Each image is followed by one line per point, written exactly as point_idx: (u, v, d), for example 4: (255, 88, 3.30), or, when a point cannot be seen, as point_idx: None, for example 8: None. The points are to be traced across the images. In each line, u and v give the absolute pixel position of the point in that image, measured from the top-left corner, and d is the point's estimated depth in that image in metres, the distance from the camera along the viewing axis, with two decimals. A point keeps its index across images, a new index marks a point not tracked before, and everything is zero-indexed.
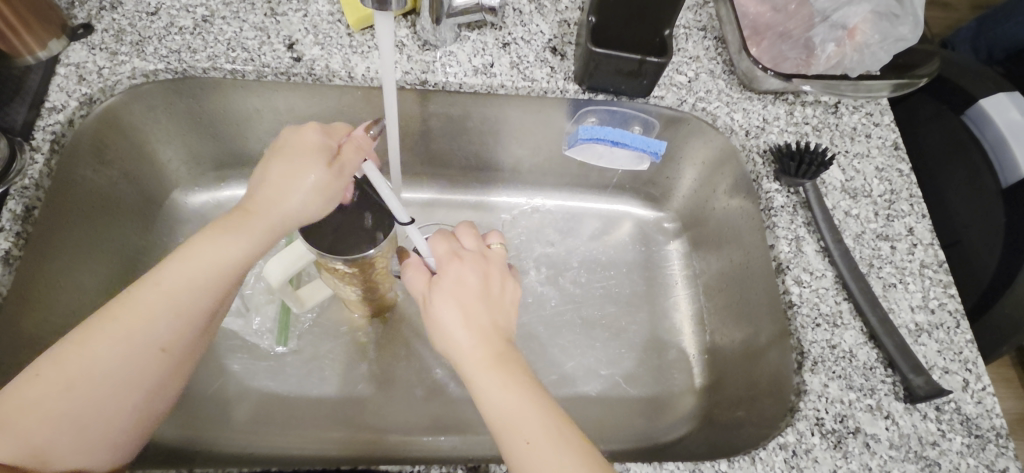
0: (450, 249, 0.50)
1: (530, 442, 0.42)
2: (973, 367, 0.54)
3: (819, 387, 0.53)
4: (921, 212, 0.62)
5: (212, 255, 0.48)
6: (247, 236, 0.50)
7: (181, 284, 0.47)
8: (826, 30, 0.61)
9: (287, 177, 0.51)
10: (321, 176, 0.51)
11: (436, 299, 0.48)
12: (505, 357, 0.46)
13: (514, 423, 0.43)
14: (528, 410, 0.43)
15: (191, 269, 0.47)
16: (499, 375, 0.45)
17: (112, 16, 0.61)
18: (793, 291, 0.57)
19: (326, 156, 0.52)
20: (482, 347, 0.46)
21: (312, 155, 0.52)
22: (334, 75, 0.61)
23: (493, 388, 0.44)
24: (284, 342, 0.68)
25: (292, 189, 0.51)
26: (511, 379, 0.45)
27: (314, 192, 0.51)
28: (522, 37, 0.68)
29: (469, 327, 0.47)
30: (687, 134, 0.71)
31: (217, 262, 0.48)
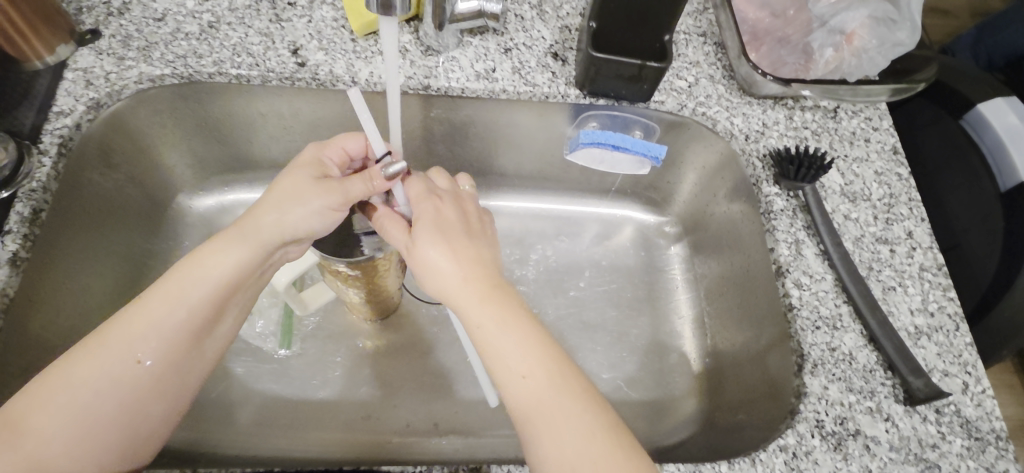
0: (425, 189, 0.51)
1: (526, 377, 0.44)
2: (972, 370, 0.54)
3: (819, 389, 0.53)
4: (920, 216, 0.63)
5: (198, 268, 0.48)
6: (234, 250, 0.49)
7: (166, 299, 0.46)
8: (823, 35, 0.62)
9: (278, 191, 0.50)
10: (310, 190, 0.50)
11: (420, 238, 0.48)
12: (496, 289, 0.48)
13: (509, 360, 0.45)
14: (528, 346, 0.45)
15: (175, 284, 0.47)
16: (493, 308, 0.46)
17: (120, 22, 0.62)
18: (793, 294, 0.58)
19: (313, 169, 0.52)
20: (471, 279, 0.47)
21: (301, 170, 0.51)
22: (338, 79, 0.62)
23: (488, 321, 0.46)
24: (287, 345, 0.68)
25: (279, 202, 0.50)
26: (508, 312, 0.46)
27: (306, 208, 0.49)
28: (524, 42, 0.68)
29: (457, 261, 0.48)
30: (688, 139, 0.71)
31: (203, 276, 0.47)
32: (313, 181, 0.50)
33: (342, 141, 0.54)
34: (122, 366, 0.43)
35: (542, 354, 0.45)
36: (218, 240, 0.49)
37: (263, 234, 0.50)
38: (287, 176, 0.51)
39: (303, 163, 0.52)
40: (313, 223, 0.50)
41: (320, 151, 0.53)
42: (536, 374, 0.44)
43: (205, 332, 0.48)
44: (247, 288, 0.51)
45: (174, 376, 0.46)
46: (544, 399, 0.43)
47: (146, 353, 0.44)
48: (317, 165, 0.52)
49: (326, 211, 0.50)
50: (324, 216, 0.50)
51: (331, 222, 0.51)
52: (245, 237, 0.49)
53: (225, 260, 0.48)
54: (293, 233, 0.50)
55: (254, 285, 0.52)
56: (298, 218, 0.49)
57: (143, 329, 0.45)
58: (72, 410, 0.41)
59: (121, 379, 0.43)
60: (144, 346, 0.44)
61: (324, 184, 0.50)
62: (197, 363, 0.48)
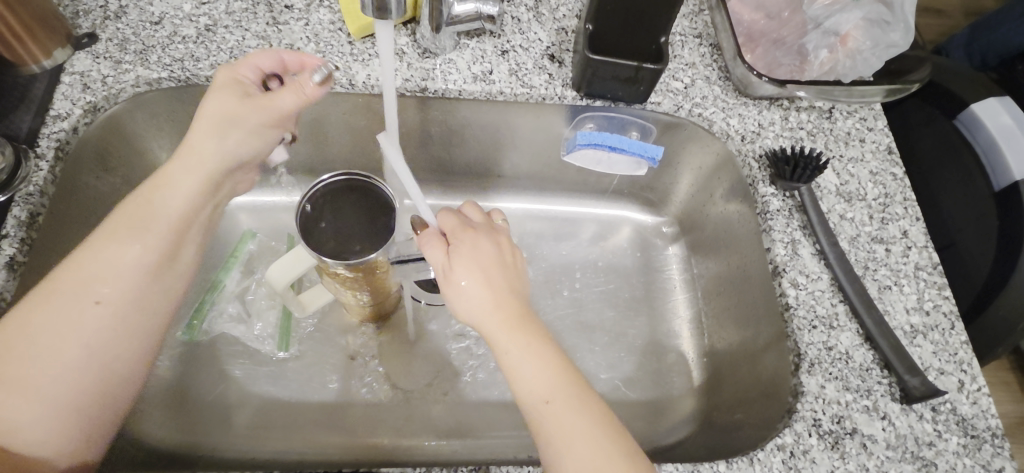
0: (459, 222, 0.49)
1: (549, 401, 0.45)
2: (968, 368, 0.55)
3: (816, 388, 0.53)
4: (916, 215, 0.63)
5: (146, 206, 0.51)
6: (172, 186, 0.52)
7: (118, 241, 0.50)
8: (818, 36, 0.63)
9: (206, 117, 0.52)
10: (244, 109, 0.52)
11: (457, 271, 0.46)
12: (526, 320, 0.47)
13: (533, 383, 0.45)
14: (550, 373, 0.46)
15: (126, 226, 0.50)
16: (520, 337, 0.46)
17: (117, 25, 0.62)
18: (790, 293, 0.58)
19: (234, 87, 0.53)
20: (503, 311, 0.47)
21: (225, 90, 0.52)
22: (335, 82, 0.62)
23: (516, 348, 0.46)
24: (285, 348, 0.68)
25: (207, 128, 0.52)
26: (536, 342, 0.46)
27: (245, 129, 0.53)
28: (520, 44, 0.69)
29: (491, 294, 0.47)
30: (684, 140, 0.71)
31: (152, 213, 0.51)
32: (241, 101, 0.52)
33: (252, 58, 0.55)
34: (82, 303, 0.47)
35: (562, 380, 0.46)
36: (151, 182, 0.52)
37: (204, 162, 0.53)
38: (213, 97, 0.52)
39: (222, 83, 0.53)
40: (256, 141, 0.55)
41: (235, 71, 0.54)
42: (557, 399, 0.45)
43: (165, 266, 0.52)
44: (201, 222, 0.55)
45: (138, 312, 0.50)
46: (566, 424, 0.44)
47: (104, 294, 0.48)
48: (237, 85, 0.53)
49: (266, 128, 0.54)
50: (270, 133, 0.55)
51: (271, 138, 0.56)
52: (184, 169, 0.53)
53: (167, 198, 0.52)
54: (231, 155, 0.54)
55: (207, 218, 0.56)
56: (238, 142, 0.54)
57: (100, 268, 0.49)
58: (41, 353, 0.45)
59: (82, 319, 0.47)
60: (103, 284, 0.48)
61: (251, 102, 0.52)
62: (161, 298, 0.52)
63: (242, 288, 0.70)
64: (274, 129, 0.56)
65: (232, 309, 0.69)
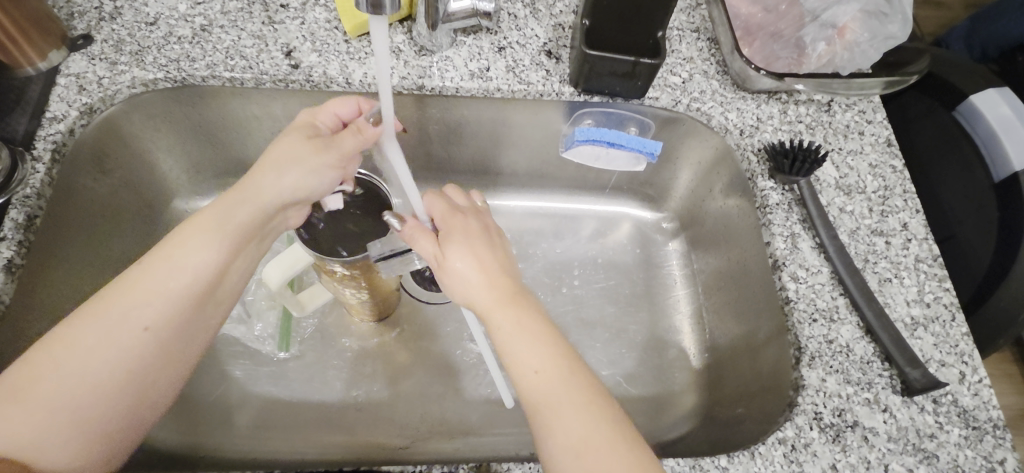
0: (447, 205, 0.51)
1: (539, 372, 0.44)
2: (968, 360, 0.55)
3: (817, 382, 0.53)
4: (916, 207, 0.63)
5: (194, 229, 0.47)
6: (225, 214, 0.48)
7: (166, 262, 0.46)
8: (816, 29, 0.62)
9: (270, 157, 0.51)
10: (306, 150, 0.51)
11: (449, 250, 0.47)
12: (519, 296, 0.47)
13: (525, 355, 0.45)
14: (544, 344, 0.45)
15: (170, 246, 0.46)
16: (514, 312, 0.46)
17: (111, 26, 0.62)
18: (790, 287, 0.58)
19: (305, 130, 0.53)
20: (496, 288, 0.47)
21: (296, 132, 0.53)
22: (331, 81, 0.62)
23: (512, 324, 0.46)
24: (286, 348, 0.68)
25: (272, 168, 0.50)
26: (528, 316, 0.46)
27: (308, 169, 0.51)
28: (517, 41, 0.68)
29: (483, 271, 0.47)
30: (682, 135, 0.71)
31: (196, 241, 0.47)
32: (308, 141, 0.52)
33: (332, 106, 0.55)
34: (130, 331, 0.43)
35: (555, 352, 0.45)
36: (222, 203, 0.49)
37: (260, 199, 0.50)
38: (280, 140, 0.52)
39: (298, 126, 0.53)
40: (309, 181, 0.52)
41: (314, 116, 0.55)
42: (549, 369, 0.44)
43: (206, 298, 0.47)
44: (247, 251, 0.51)
45: (176, 344, 0.46)
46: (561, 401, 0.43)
47: (151, 317, 0.44)
48: (311, 128, 0.54)
49: (326, 169, 0.53)
50: (313, 174, 0.52)
51: (325, 180, 0.53)
52: (250, 198, 0.50)
53: (217, 224, 0.48)
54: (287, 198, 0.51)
55: (257, 247, 0.52)
56: (297, 185, 0.51)
57: (148, 292, 0.45)
58: (72, 382, 0.41)
59: (131, 346, 0.43)
60: (147, 313, 0.44)
61: (319, 145, 0.52)
62: (201, 328, 0.48)
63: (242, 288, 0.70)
64: (332, 172, 0.53)
65: (232, 310, 0.69)
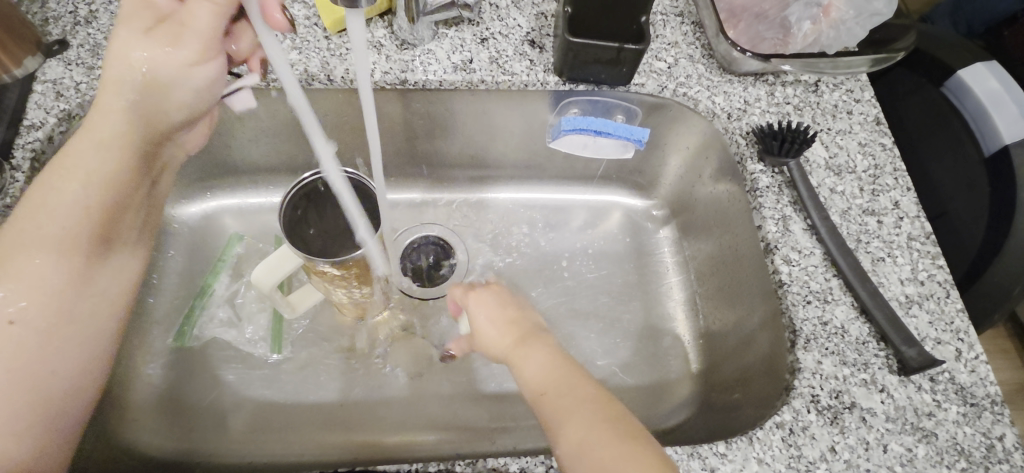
0: (460, 289, 0.55)
1: (543, 392, 0.47)
2: (965, 336, 0.54)
3: (813, 364, 0.53)
4: (906, 185, 0.62)
5: (47, 197, 0.48)
6: (84, 174, 0.49)
7: (12, 247, 0.46)
8: (800, 8, 0.61)
9: (116, 69, 0.50)
10: (153, 43, 0.50)
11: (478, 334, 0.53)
12: (531, 335, 0.51)
13: (532, 375, 0.48)
14: (551, 366, 0.48)
15: (27, 219, 0.47)
16: (525, 348, 0.50)
17: (87, 31, 0.61)
18: (783, 270, 0.57)
19: (143, 13, 0.50)
20: (511, 336, 0.51)
21: (135, 21, 0.50)
22: (313, 78, 0.61)
23: (524, 355, 0.50)
24: (278, 350, 0.67)
25: (121, 85, 0.50)
26: (537, 349, 0.50)
27: (175, 70, 0.51)
28: (500, 31, 0.68)
29: (501, 331, 0.52)
30: (670, 121, 0.71)
31: (53, 201, 0.48)
32: (153, 39, 0.49)
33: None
34: None
35: (557, 369, 0.48)
36: (77, 158, 0.49)
37: (123, 128, 0.51)
38: (116, 37, 0.50)
39: (132, 10, 0.50)
40: (183, 82, 0.52)
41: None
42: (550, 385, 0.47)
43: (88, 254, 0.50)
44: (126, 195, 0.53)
45: (70, 306, 0.48)
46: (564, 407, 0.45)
47: (19, 297, 0.45)
48: (149, 7, 0.50)
49: (195, 63, 0.51)
50: (187, 71, 0.51)
51: (202, 74, 0.52)
52: (98, 138, 0.50)
53: (78, 179, 0.49)
54: (160, 108, 0.53)
55: (137, 194, 0.54)
56: (171, 100, 0.53)
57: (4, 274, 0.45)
58: None
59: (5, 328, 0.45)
60: (15, 293, 0.45)
61: (163, 35, 0.50)
62: (91, 291, 0.50)
63: (232, 291, 0.70)
64: (207, 62, 0.52)
65: (222, 313, 0.68)
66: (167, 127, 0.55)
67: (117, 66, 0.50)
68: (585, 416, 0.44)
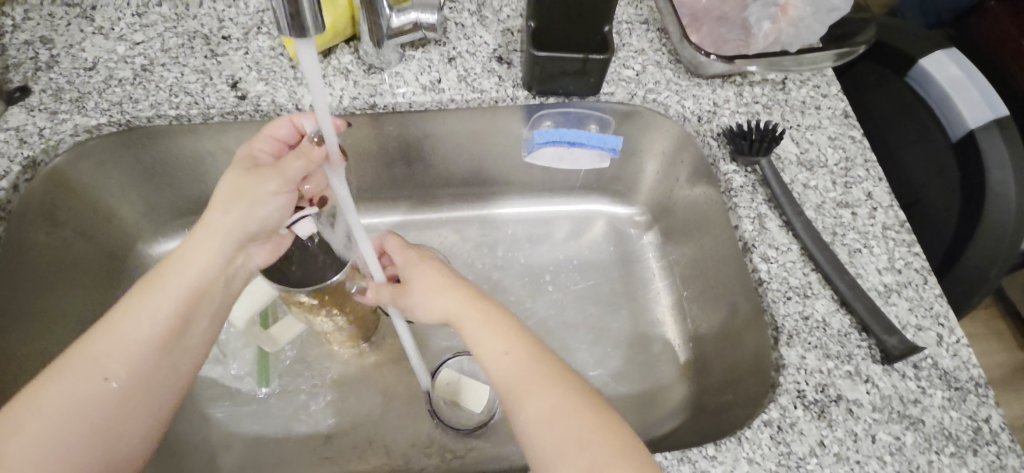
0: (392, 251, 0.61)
1: (507, 352, 0.50)
2: (944, 321, 0.55)
3: (797, 359, 0.52)
4: (878, 176, 0.63)
5: (155, 281, 0.46)
6: (206, 250, 0.48)
7: (123, 322, 0.44)
8: (759, 9, 0.62)
9: (219, 197, 0.48)
10: (248, 181, 0.49)
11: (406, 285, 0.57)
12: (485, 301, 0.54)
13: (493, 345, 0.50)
14: (501, 329, 0.51)
15: (141, 295, 0.46)
16: (478, 313, 0.53)
17: (49, 76, 0.60)
18: (762, 268, 0.57)
19: (247, 162, 0.51)
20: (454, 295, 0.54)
21: (235, 168, 0.50)
22: (281, 108, 0.61)
23: (472, 321, 0.52)
24: (266, 383, 0.67)
25: (218, 205, 0.48)
26: (492, 316, 0.52)
27: (253, 197, 0.49)
28: (467, 49, 0.68)
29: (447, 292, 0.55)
30: (643, 127, 0.71)
31: (172, 285, 0.46)
32: (249, 172, 0.49)
33: (269, 129, 0.53)
34: (95, 382, 0.42)
35: (517, 337, 0.51)
36: (188, 248, 0.48)
37: (219, 241, 0.49)
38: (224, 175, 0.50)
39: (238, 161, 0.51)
40: (261, 210, 0.49)
41: (252, 147, 0.52)
42: (516, 350, 0.50)
43: (176, 341, 0.47)
44: (219, 298, 0.50)
45: (151, 395, 0.45)
46: (535, 384, 0.47)
47: (117, 367, 0.43)
48: (252, 158, 0.51)
49: (272, 196, 0.49)
50: (263, 200, 0.49)
51: (278, 204, 0.50)
52: (206, 245, 0.48)
53: (187, 266, 0.48)
54: (247, 229, 0.49)
55: (219, 294, 0.50)
56: (246, 218, 0.49)
57: (115, 344, 0.44)
58: (38, 441, 0.39)
59: (88, 393, 0.41)
60: (113, 362, 0.43)
61: (260, 171, 0.49)
62: (169, 386, 0.46)
63: None
64: (283, 197, 0.50)
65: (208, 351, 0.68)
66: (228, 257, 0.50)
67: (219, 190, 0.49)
68: (546, 398, 0.46)
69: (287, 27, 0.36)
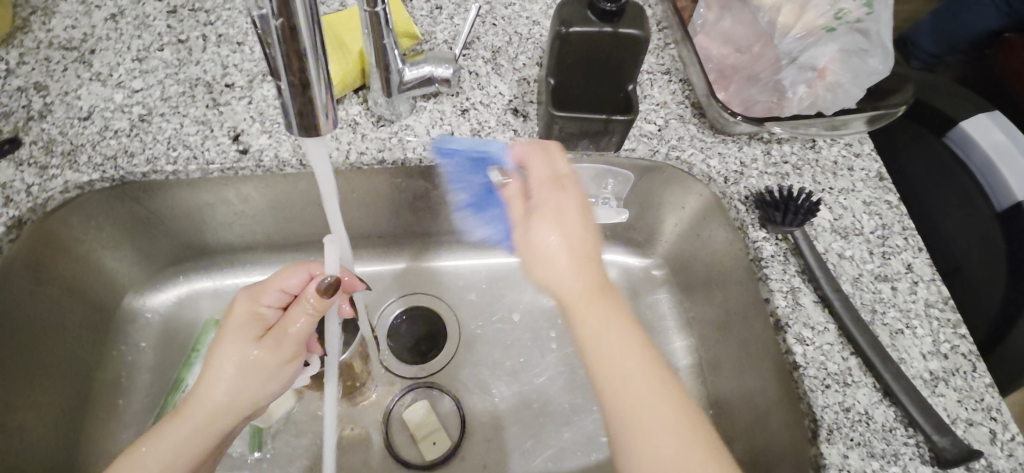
0: (543, 170, 0.50)
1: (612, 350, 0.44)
2: (997, 415, 0.50)
3: (838, 459, 0.48)
4: (918, 245, 0.59)
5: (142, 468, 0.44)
6: (206, 423, 0.45)
7: None
8: (794, 72, 0.58)
9: (223, 368, 0.46)
10: (260, 355, 0.46)
11: (535, 225, 0.48)
12: (605, 292, 0.47)
13: (608, 340, 0.44)
14: (633, 341, 0.44)
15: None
16: (600, 307, 0.46)
17: (41, 126, 0.57)
18: (797, 351, 0.53)
19: (255, 325, 0.48)
20: (581, 274, 0.46)
21: (241, 332, 0.47)
22: (285, 164, 0.58)
23: (601, 328, 0.45)
24: (259, 446, 0.62)
25: (217, 384, 0.45)
26: (609, 308, 0.46)
27: (263, 374, 0.46)
28: (481, 100, 0.65)
29: (567, 250, 0.47)
30: (664, 181, 0.68)
31: (166, 458, 0.44)
32: (258, 342, 0.46)
33: (279, 280, 0.50)
34: None
35: (638, 348, 0.44)
36: (179, 426, 0.45)
37: (212, 421, 0.46)
38: (229, 342, 0.46)
39: (244, 321, 0.48)
40: (271, 384, 0.47)
41: (256, 301, 0.49)
42: (618, 352, 0.44)
43: None
44: (214, 459, 0.49)
45: None
46: (625, 371, 0.43)
47: None
48: (259, 319, 0.48)
49: (283, 367, 0.47)
50: (274, 379, 0.47)
51: (288, 374, 0.48)
52: (198, 427, 0.45)
53: (181, 441, 0.45)
54: (250, 406, 0.47)
55: (216, 455, 0.49)
56: (252, 394, 0.46)
57: None
58: None
59: None
60: None
61: (269, 340, 0.47)
62: None
63: None
64: (292, 365, 0.48)
65: None
66: (231, 429, 0.47)
67: (224, 360, 0.46)
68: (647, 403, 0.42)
69: (290, 96, 0.37)
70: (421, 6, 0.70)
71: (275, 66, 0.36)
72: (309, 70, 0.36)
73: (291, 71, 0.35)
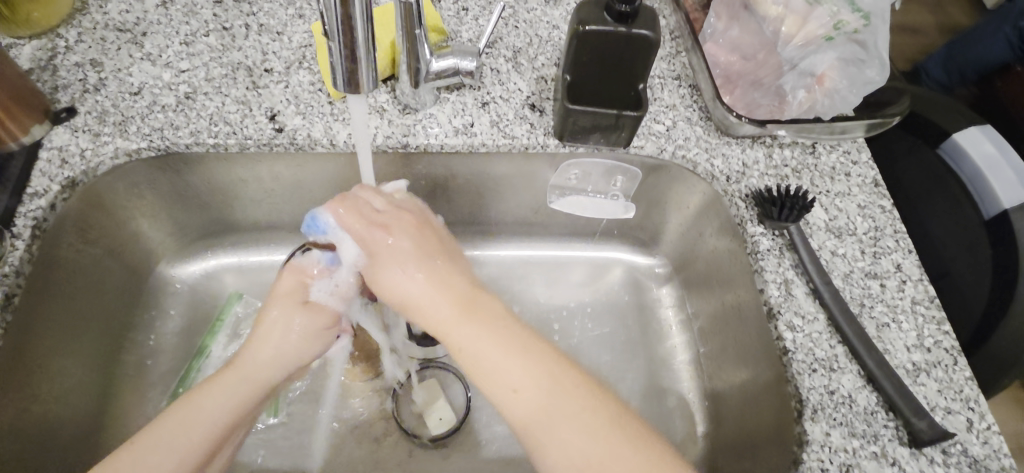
0: (356, 211, 0.55)
1: (489, 359, 0.48)
2: (975, 405, 0.53)
3: (821, 436, 0.51)
4: (908, 247, 0.62)
5: (193, 414, 0.47)
6: (260, 367, 0.50)
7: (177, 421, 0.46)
8: (795, 77, 0.63)
9: (276, 322, 0.52)
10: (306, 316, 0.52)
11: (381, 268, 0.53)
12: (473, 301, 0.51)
13: (482, 356, 0.48)
14: (500, 333, 0.49)
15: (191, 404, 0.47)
16: (472, 320, 0.49)
17: (96, 98, 0.62)
18: (787, 337, 0.56)
19: (302, 292, 0.54)
20: (443, 294, 0.51)
21: (291, 296, 0.53)
22: (316, 143, 0.62)
23: (465, 336, 0.49)
24: (276, 411, 0.66)
25: (265, 341, 0.51)
26: (479, 317, 0.49)
27: (307, 332, 0.52)
28: (500, 95, 0.69)
29: (419, 271, 0.52)
30: (669, 181, 0.72)
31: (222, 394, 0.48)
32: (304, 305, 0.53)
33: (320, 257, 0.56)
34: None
35: (507, 346, 0.48)
36: (236, 368, 0.50)
37: (259, 375, 0.50)
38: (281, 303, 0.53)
39: (293, 288, 0.54)
40: (312, 345, 0.53)
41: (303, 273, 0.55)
42: (489, 350, 0.48)
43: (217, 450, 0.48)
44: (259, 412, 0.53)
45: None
46: (502, 367, 0.47)
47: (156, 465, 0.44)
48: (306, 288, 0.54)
49: (323, 332, 0.54)
50: (316, 339, 0.53)
51: (325, 341, 0.54)
52: (246, 379, 0.49)
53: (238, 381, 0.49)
54: (294, 361, 0.52)
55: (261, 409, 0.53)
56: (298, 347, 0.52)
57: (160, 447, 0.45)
58: None
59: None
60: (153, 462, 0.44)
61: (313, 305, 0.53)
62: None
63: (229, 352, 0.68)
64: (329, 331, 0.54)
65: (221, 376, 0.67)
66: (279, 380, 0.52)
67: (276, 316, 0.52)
68: (520, 368, 0.47)
69: (341, 55, 0.43)
70: (449, 6, 0.75)
71: (329, 29, 0.41)
72: (357, 33, 0.41)
73: (344, 34, 0.41)
